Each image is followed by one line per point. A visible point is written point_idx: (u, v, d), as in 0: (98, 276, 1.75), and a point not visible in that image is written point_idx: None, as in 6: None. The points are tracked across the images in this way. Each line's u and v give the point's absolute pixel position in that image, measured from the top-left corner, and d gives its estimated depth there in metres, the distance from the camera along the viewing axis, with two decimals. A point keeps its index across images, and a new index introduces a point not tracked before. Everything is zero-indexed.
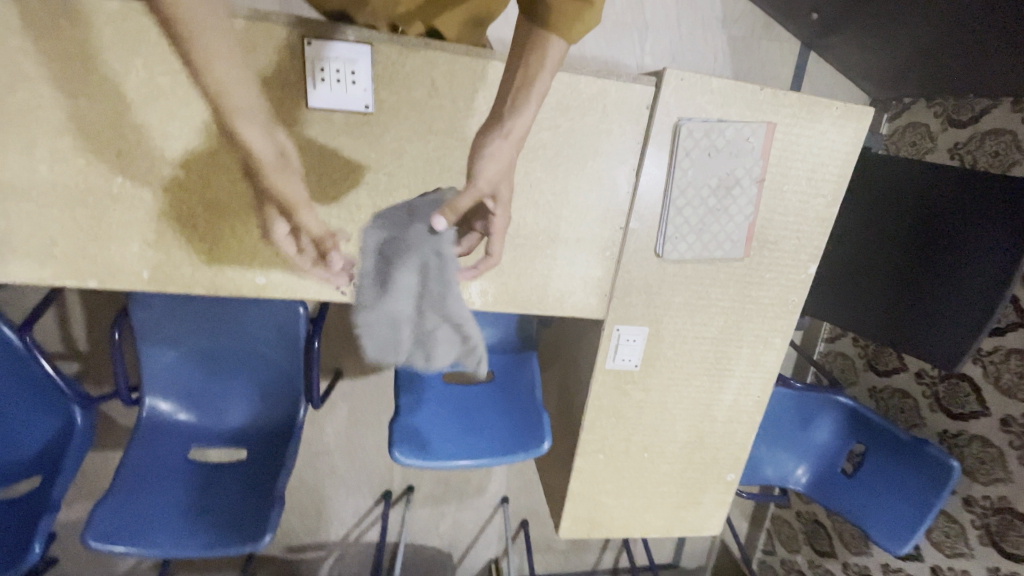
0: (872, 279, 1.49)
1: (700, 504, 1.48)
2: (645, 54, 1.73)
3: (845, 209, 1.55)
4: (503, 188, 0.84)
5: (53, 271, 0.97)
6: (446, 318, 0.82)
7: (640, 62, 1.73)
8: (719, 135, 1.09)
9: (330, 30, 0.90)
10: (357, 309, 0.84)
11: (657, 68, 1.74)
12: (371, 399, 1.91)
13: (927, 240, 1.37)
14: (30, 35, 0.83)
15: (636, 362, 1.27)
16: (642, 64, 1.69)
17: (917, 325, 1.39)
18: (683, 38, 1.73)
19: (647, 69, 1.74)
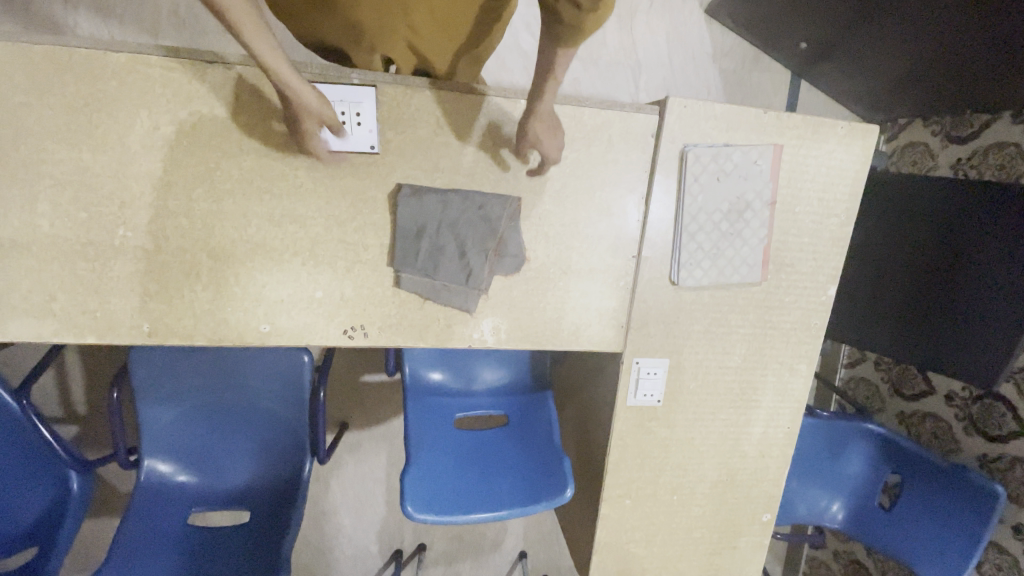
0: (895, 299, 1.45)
1: (736, 548, 1.38)
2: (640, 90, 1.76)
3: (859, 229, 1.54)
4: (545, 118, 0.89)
5: (47, 329, 0.93)
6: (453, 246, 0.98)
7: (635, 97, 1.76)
8: (727, 159, 1.08)
9: (334, 75, 0.90)
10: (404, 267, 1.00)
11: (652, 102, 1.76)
12: (379, 450, 1.84)
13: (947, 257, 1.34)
14: (36, 91, 0.83)
15: (659, 397, 1.21)
16: (638, 98, 1.71)
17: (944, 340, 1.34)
18: (676, 72, 1.77)
19: (642, 103, 1.76)
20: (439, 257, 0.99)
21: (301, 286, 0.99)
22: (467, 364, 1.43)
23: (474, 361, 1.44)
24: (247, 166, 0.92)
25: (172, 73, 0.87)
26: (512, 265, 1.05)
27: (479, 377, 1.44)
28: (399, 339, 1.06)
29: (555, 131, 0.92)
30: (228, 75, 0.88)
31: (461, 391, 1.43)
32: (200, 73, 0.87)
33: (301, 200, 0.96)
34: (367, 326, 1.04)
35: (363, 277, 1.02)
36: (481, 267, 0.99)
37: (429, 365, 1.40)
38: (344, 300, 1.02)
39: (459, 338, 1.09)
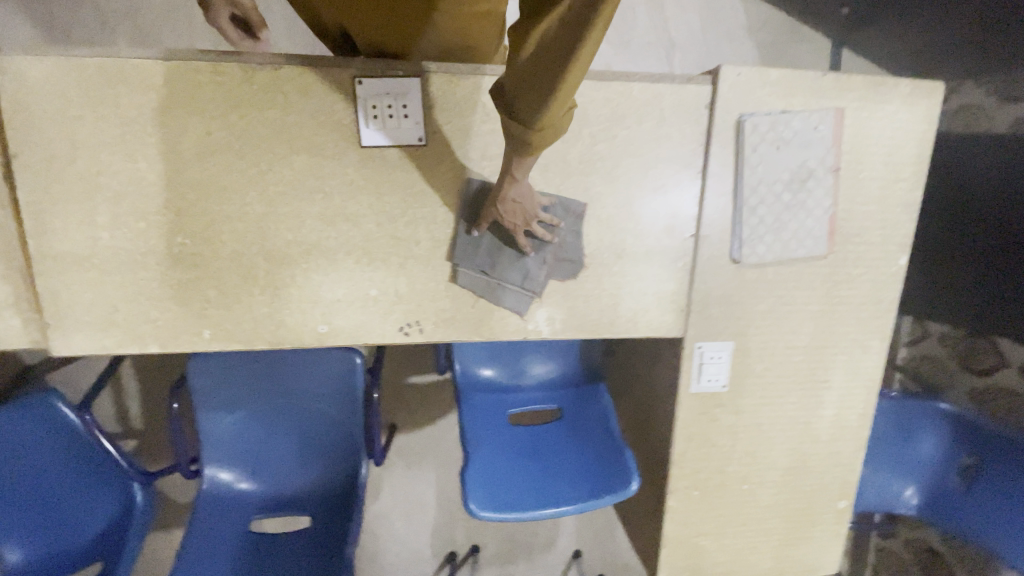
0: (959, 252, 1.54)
1: (811, 539, 1.31)
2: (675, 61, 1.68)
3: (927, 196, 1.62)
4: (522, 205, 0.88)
5: (111, 340, 0.93)
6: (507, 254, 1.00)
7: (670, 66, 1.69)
8: (786, 127, 1.02)
9: (379, 68, 0.89)
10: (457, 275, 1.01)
11: (689, 70, 1.67)
12: (429, 451, 1.83)
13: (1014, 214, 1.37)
14: (91, 104, 0.84)
15: (723, 382, 1.15)
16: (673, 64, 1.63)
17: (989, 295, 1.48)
18: (711, 42, 1.69)
19: (678, 71, 1.68)
20: (496, 262, 1.00)
21: (356, 285, 0.98)
22: (517, 357, 1.39)
23: (524, 354, 1.40)
24: (297, 166, 0.91)
25: (221, 77, 0.86)
26: (570, 270, 1.04)
27: (530, 371, 1.40)
28: (453, 334, 1.04)
29: (528, 212, 0.90)
30: (275, 75, 0.88)
31: (513, 386, 1.40)
32: (246, 74, 0.87)
33: (352, 197, 0.94)
34: (422, 322, 1.02)
35: (416, 273, 1.00)
36: (535, 267, 1.01)
37: (480, 361, 1.37)
38: (399, 296, 1.00)
39: (514, 331, 1.06)
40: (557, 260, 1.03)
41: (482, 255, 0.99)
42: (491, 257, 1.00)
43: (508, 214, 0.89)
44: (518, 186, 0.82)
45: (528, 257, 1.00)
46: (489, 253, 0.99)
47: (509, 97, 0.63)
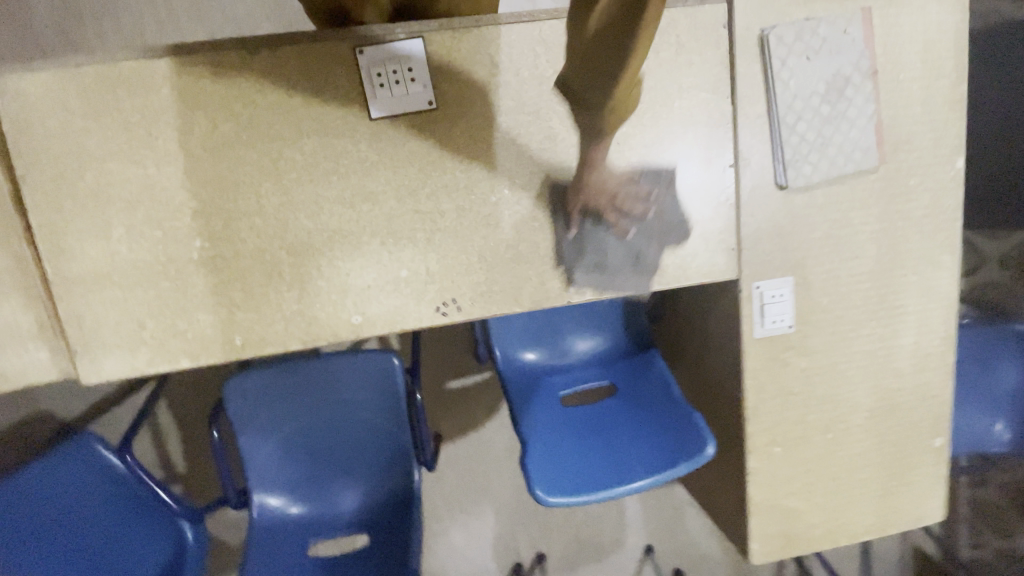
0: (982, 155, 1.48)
1: (910, 484, 1.20)
2: None
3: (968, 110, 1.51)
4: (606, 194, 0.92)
5: (141, 360, 0.88)
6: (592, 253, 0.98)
7: None
8: (812, 34, 0.96)
9: (379, 34, 0.85)
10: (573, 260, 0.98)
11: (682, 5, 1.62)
12: (479, 457, 1.74)
13: None
14: (92, 114, 0.82)
15: (789, 321, 1.07)
16: None
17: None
18: None
19: None
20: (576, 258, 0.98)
21: (385, 267, 0.92)
22: (558, 336, 1.32)
23: (565, 332, 1.32)
24: (309, 150, 0.87)
25: (220, 67, 0.83)
26: (679, 233, 1.00)
27: (573, 348, 1.33)
28: (494, 308, 0.98)
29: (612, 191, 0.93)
30: (274, 56, 0.84)
31: (559, 367, 1.32)
32: (244, 60, 0.83)
33: (370, 175, 0.90)
34: (459, 299, 0.96)
35: (446, 247, 0.94)
36: (645, 244, 0.99)
37: (520, 345, 1.30)
38: (432, 274, 0.94)
39: (556, 296, 0.99)
40: (659, 234, 0.99)
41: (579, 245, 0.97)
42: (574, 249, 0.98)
43: (589, 197, 0.92)
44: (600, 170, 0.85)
45: (459, 214, 0.94)
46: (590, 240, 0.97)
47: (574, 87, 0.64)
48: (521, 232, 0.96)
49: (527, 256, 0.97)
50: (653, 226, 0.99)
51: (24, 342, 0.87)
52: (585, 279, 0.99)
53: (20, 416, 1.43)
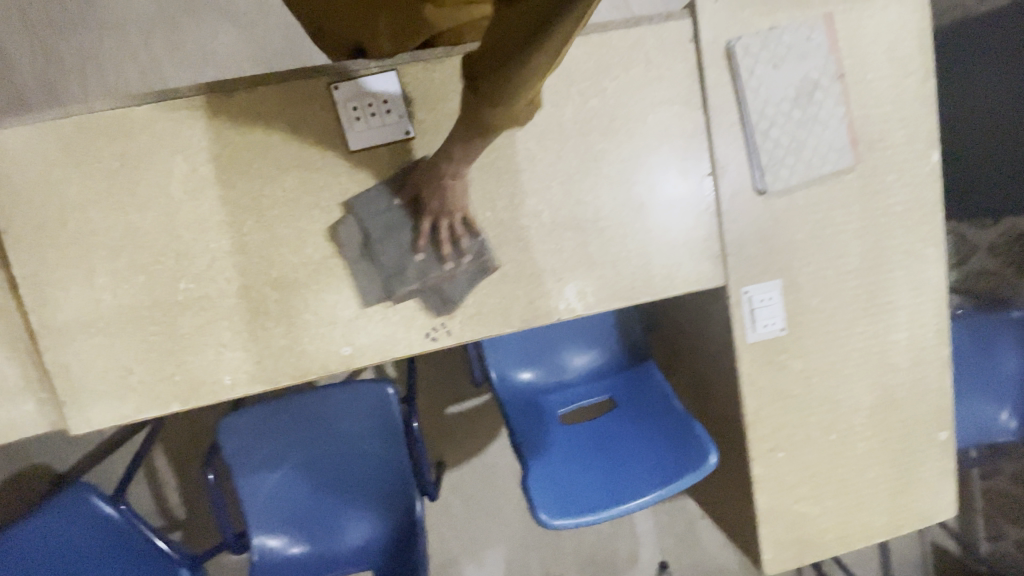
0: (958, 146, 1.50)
1: (919, 480, 1.18)
2: None
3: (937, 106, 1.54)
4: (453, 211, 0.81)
5: (131, 406, 0.88)
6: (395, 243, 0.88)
7: None
8: (777, 42, 0.98)
9: (354, 69, 0.87)
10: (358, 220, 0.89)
11: None
12: (483, 482, 1.72)
13: None
14: (73, 165, 0.83)
15: (782, 324, 1.06)
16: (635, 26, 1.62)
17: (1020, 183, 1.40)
18: None
19: None
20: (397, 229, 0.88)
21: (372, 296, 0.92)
22: (553, 354, 1.31)
23: (560, 349, 1.31)
24: (290, 186, 0.88)
25: (198, 111, 0.85)
26: (438, 303, 0.94)
27: (570, 365, 1.31)
28: (483, 330, 0.97)
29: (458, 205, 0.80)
30: (252, 97, 0.86)
31: (556, 385, 1.31)
32: (222, 103, 0.85)
33: (352, 206, 0.90)
34: (448, 323, 0.96)
35: None
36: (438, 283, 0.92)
37: (516, 366, 1.28)
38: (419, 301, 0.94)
39: (546, 314, 0.99)
40: (433, 288, 0.92)
41: (382, 233, 0.88)
42: (397, 225, 0.87)
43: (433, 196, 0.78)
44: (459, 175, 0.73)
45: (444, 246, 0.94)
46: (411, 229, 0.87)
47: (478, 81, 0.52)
48: (506, 253, 0.97)
49: (513, 276, 0.97)
50: (438, 279, 0.91)
51: (10, 396, 0.86)
52: (384, 260, 0.89)
53: (14, 472, 1.42)
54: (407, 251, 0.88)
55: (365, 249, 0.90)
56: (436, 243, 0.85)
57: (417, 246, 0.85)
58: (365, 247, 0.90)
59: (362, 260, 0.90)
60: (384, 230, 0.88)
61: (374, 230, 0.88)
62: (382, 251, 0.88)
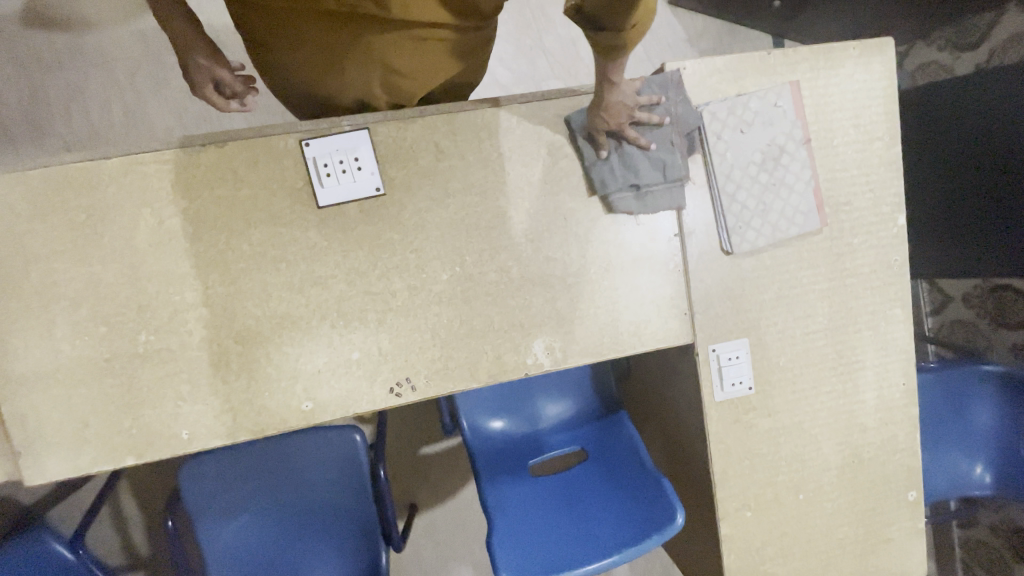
0: (931, 198, 1.53)
1: (888, 542, 1.17)
2: None
3: (909, 162, 1.58)
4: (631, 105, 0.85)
5: (85, 459, 0.86)
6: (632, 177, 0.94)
7: None
8: (745, 109, 1.01)
9: (326, 128, 0.89)
10: (595, 187, 0.97)
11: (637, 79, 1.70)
12: (455, 524, 1.69)
13: (998, 156, 1.34)
14: (39, 217, 0.83)
15: (750, 383, 1.06)
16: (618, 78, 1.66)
17: (987, 240, 1.42)
18: (652, 52, 1.73)
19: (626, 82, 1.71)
20: (606, 179, 0.95)
21: (336, 350, 0.92)
22: (526, 402, 1.31)
23: (533, 398, 1.31)
24: (257, 239, 0.88)
25: (168, 165, 0.85)
26: (500, 325, 0.98)
27: (542, 414, 1.31)
28: (449, 384, 0.97)
29: (629, 105, 0.85)
30: (222, 152, 0.86)
31: (527, 434, 1.30)
32: (192, 157, 0.86)
33: (319, 260, 0.91)
34: (413, 378, 0.95)
35: (397, 326, 0.94)
36: (669, 155, 0.94)
37: (488, 414, 1.28)
38: (384, 355, 0.94)
39: (512, 369, 0.99)
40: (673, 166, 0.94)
41: (624, 165, 0.94)
42: (605, 169, 0.95)
43: (611, 115, 0.85)
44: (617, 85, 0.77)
45: (412, 302, 0.95)
46: (619, 162, 0.93)
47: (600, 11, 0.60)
48: (474, 308, 0.97)
49: (481, 331, 0.97)
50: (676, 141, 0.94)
51: None
52: (618, 196, 0.96)
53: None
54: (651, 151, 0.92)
55: (628, 183, 0.95)
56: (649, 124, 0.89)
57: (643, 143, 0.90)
58: (624, 183, 0.95)
59: (625, 190, 0.95)
60: (619, 170, 0.94)
61: (613, 171, 0.94)
62: (630, 168, 0.94)
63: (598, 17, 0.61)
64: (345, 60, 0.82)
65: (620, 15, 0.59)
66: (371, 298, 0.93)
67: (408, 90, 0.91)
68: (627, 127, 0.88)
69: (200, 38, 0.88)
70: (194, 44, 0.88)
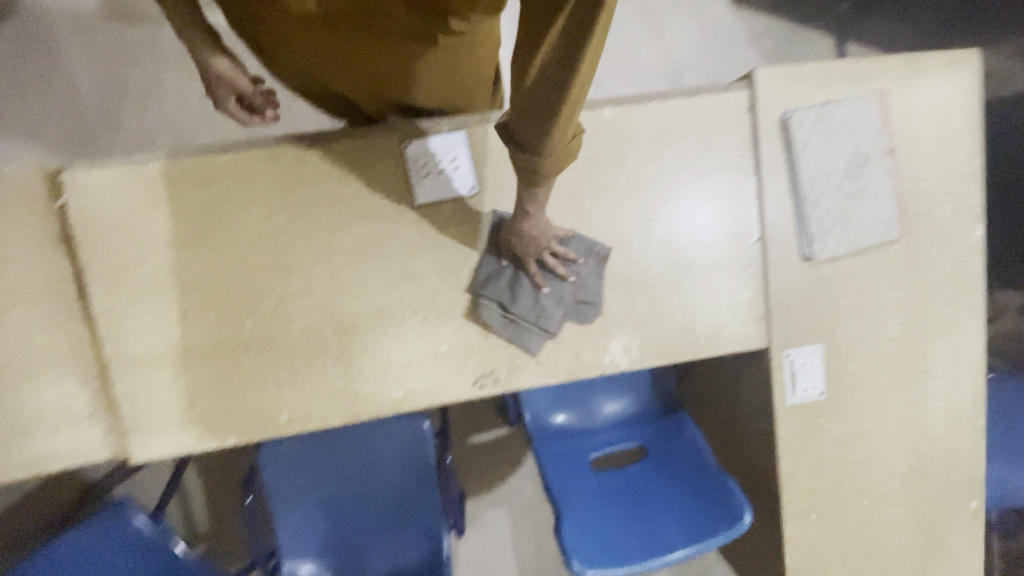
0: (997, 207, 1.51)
1: (947, 549, 1.18)
2: (680, 69, 1.70)
3: None
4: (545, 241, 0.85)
5: (191, 439, 0.91)
6: (519, 303, 0.94)
7: (677, 76, 1.70)
8: (832, 116, 1.01)
9: (425, 128, 0.91)
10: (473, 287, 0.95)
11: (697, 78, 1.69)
12: (501, 513, 1.73)
13: None
14: (157, 208, 0.87)
15: (821, 389, 1.08)
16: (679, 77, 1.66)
17: None
18: (712, 50, 1.71)
19: (685, 82, 1.70)
20: (497, 288, 0.94)
21: (426, 343, 0.95)
22: (587, 398, 1.33)
23: (594, 394, 1.33)
24: (357, 234, 0.92)
25: (277, 161, 0.89)
26: (581, 324, 1.00)
27: (602, 410, 1.33)
28: (530, 379, 0.99)
29: (545, 241, 0.85)
30: (328, 150, 0.90)
31: (587, 429, 1.32)
32: (300, 154, 0.89)
33: (414, 256, 0.94)
34: (496, 372, 0.98)
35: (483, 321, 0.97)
36: (554, 307, 0.94)
37: (550, 408, 1.31)
38: (470, 348, 0.97)
39: (591, 367, 1.01)
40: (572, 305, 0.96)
41: (511, 289, 0.93)
42: (504, 279, 0.94)
43: (522, 238, 0.84)
44: (534, 210, 0.76)
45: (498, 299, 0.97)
46: (519, 282, 0.93)
47: (525, 128, 0.59)
48: (556, 306, 0.99)
49: (562, 329, 1.00)
50: (576, 292, 0.96)
51: (78, 423, 0.90)
52: (487, 306, 0.95)
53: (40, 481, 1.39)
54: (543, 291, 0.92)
55: (502, 307, 0.94)
56: (554, 271, 0.89)
57: (540, 283, 0.90)
58: (493, 308, 0.95)
59: (490, 313, 0.95)
60: (499, 291, 0.94)
61: (494, 290, 0.94)
62: (510, 296, 0.93)
63: (525, 138, 0.59)
64: (329, 63, 0.77)
65: (535, 140, 0.59)
66: (460, 294, 0.96)
67: (397, 89, 0.82)
68: (534, 260, 0.87)
69: (217, 49, 0.82)
70: (207, 55, 0.82)
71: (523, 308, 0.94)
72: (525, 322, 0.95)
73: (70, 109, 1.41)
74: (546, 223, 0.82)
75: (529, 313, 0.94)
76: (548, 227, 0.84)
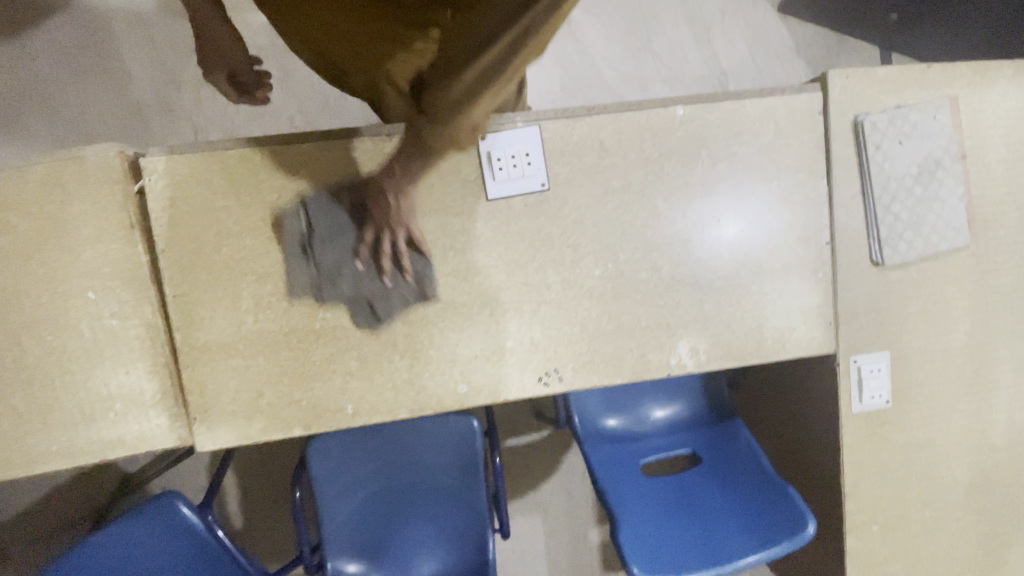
0: None
1: (1008, 564, 1.15)
2: (726, 75, 1.70)
3: None
4: (391, 225, 0.78)
5: (257, 428, 0.90)
6: (331, 252, 0.86)
7: (723, 82, 1.70)
8: (905, 121, 1.00)
9: (501, 123, 0.91)
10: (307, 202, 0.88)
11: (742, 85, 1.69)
12: (537, 518, 1.70)
13: None
14: (235, 195, 0.87)
15: (887, 397, 1.06)
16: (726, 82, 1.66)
17: None
18: (758, 57, 1.71)
19: (730, 88, 1.70)
20: (324, 220, 0.87)
21: (493, 338, 0.94)
22: (636, 402, 1.31)
23: (643, 398, 1.32)
24: (429, 227, 0.92)
25: (354, 152, 0.89)
26: (647, 324, 0.99)
27: (651, 415, 1.31)
28: (595, 378, 0.98)
29: (393, 223, 0.78)
30: None
31: (636, 434, 1.30)
32: (377, 146, 0.89)
33: (484, 250, 0.93)
34: (561, 369, 0.97)
35: (549, 318, 0.96)
36: (344, 286, 0.88)
37: (600, 412, 1.29)
38: (536, 345, 0.96)
39: (656, 368, 0.99)
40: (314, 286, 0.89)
41: (328, 236, 0.86)
42: (336, 217, 0.86)
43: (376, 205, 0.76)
44: (400, 186, 0.68)
45: (564, 296, 0.96)
46: (347, 232, 0.86)
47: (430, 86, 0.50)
48: (623, 305, 0.98)
49: (628, 328, 0.98)
50: (373, 290, 0.88)
51: (145, 409, 0.89)
52: (292, 241, 0.88)
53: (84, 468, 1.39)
54: (356, 262, 0.86)
55: (305, 250, 0.88)
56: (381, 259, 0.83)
57: (357, 253, 0.84)
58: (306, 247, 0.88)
59: (295, 248, 0.88)
60: (329, 228, 0.86)
61: (320, 224, 0.86)
62: (322, 239, 0.86)
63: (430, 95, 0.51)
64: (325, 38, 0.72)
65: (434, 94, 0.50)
66: (528, 290, 0.95)
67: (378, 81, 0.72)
68: (370, 230, 0.81)
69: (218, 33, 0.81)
70: (214, 26, 0.80)
71: (325, 264, 0.87)
72: (296, 273, 0.89)
73: (124, 100, 1.42)
74: (403, 209, 0.75)
75: (324, 265, 0.87)
76: (407, 212, 0.77)
